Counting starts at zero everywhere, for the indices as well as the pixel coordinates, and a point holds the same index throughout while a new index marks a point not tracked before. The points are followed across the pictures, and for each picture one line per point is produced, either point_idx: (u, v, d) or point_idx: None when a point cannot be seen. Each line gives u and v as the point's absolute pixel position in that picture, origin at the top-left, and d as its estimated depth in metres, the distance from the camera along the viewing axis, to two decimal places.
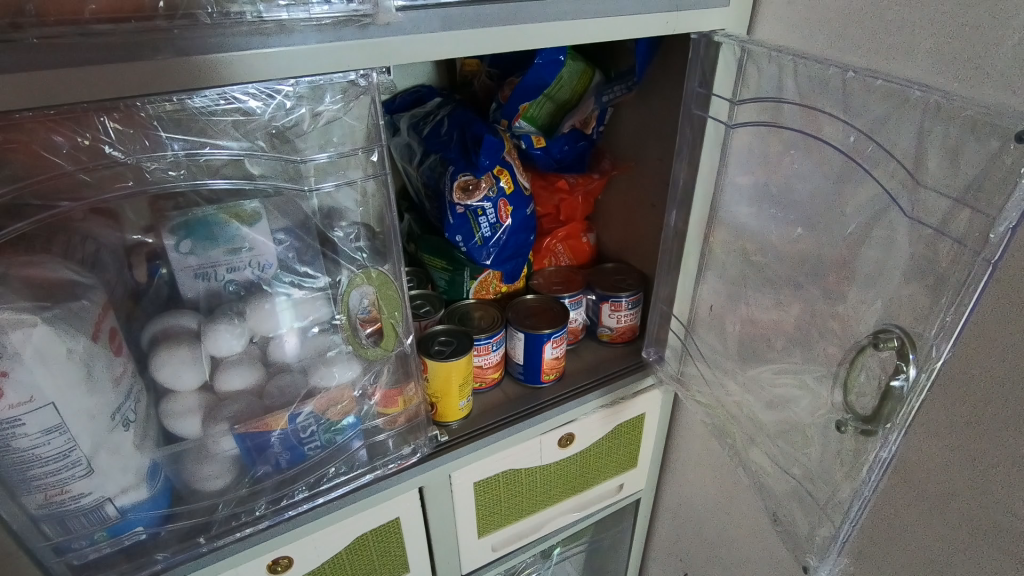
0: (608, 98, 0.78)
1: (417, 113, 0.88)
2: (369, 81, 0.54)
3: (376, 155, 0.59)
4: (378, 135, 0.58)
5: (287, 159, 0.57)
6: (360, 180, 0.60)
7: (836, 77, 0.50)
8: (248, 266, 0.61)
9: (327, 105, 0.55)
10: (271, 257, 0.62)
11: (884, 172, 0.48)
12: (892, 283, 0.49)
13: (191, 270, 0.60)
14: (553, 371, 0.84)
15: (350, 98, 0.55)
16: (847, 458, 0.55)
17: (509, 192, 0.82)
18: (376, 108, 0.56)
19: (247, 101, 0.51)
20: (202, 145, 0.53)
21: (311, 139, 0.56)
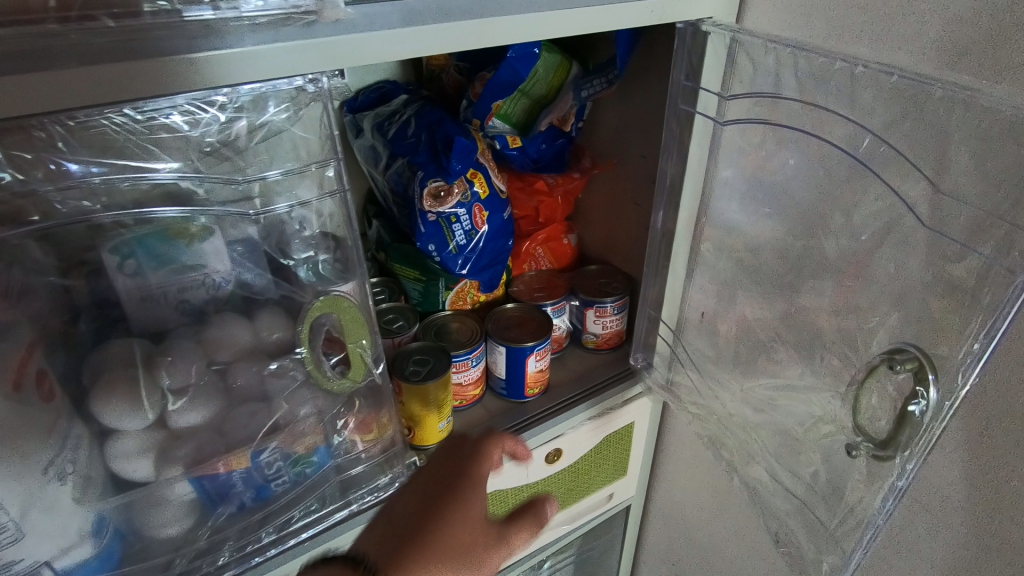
0: (587, 94, 0.74)
1: (381, 113, 0.81)
2: (320, 87, 0.48)
3: (332, 168, 0.53)
4: (333, 147, 0.52)
5: (227, 179, 0.52)
6: (315, 200, 0.55)
7: (843, 71, 0.45)
8: (200, 284, 0.57)
9: (269, 115, 0.49)
10: (227, 273, 0.58)
11: (900, 174, 0.44)
12: (907, 297, 0.45)
13: (137, 290, 0.54)
14: (537, 385, 0.79)
15: (299, 107, 0.49)
16: (859, 482, 0.51)
17: (484, 197, 0.75)
18: (330, 117, 0.50)
19: (173, 116, 0.46)
20: (123, 168, 0.48)
21: (257, 155, 0.51)
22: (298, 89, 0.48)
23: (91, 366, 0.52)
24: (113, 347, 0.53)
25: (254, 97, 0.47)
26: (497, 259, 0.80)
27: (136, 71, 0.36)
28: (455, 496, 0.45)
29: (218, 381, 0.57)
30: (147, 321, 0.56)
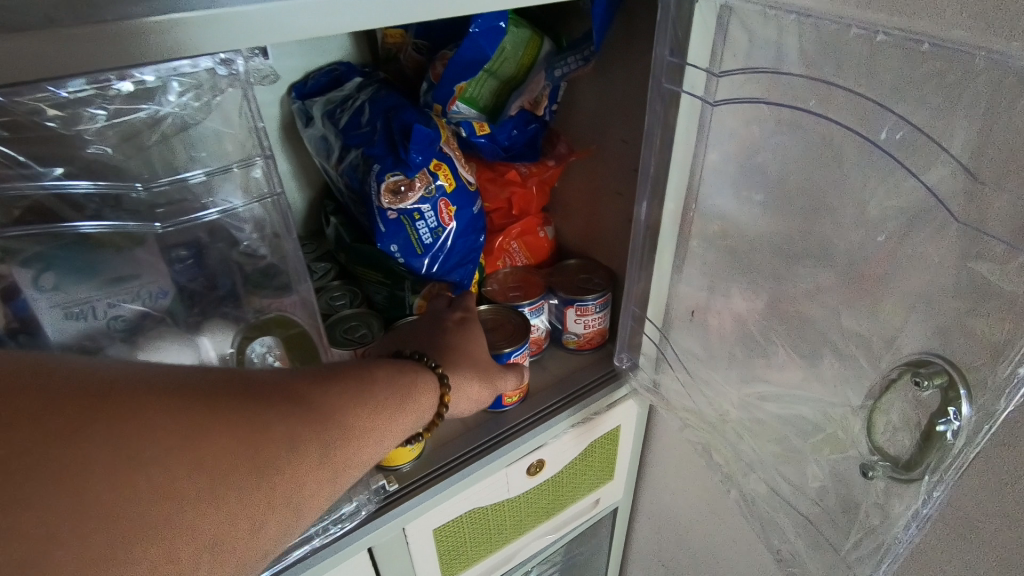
0: (560, 73, 0.65)
1: (333, 99, 0.73)
2: (235, 69, 0.45)
3: (258, 166, 0.51)
4: (255, 142, 0.49)
5: (127, 187, 0.49)
6: (241, 207, 0.52)
7: (861, 42, 0.39)
8: (134, 297, 0.49)
9: (175, 108, 0.46)
10: (165, 283, 0.50)
11: (924, 160, 0.38)
12: (934, 302, 0.39)
13: (59, 310, 0.45)
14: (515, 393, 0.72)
15: (212, 94, 0.46)
16: (876, 504, 0.46)
17: (451, 190, 0.68)
18: (251, 104, 0.47)
19: (53, 117, 0.42)
20: (37, 176, 0.44)
21: (173, 156, 0.49)
22: (210, 74, 0.45)
23: None
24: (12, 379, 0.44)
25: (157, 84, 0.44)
26: (467, 258, 0.73)
27: None
28: (472, 329, 0.57)
29: None
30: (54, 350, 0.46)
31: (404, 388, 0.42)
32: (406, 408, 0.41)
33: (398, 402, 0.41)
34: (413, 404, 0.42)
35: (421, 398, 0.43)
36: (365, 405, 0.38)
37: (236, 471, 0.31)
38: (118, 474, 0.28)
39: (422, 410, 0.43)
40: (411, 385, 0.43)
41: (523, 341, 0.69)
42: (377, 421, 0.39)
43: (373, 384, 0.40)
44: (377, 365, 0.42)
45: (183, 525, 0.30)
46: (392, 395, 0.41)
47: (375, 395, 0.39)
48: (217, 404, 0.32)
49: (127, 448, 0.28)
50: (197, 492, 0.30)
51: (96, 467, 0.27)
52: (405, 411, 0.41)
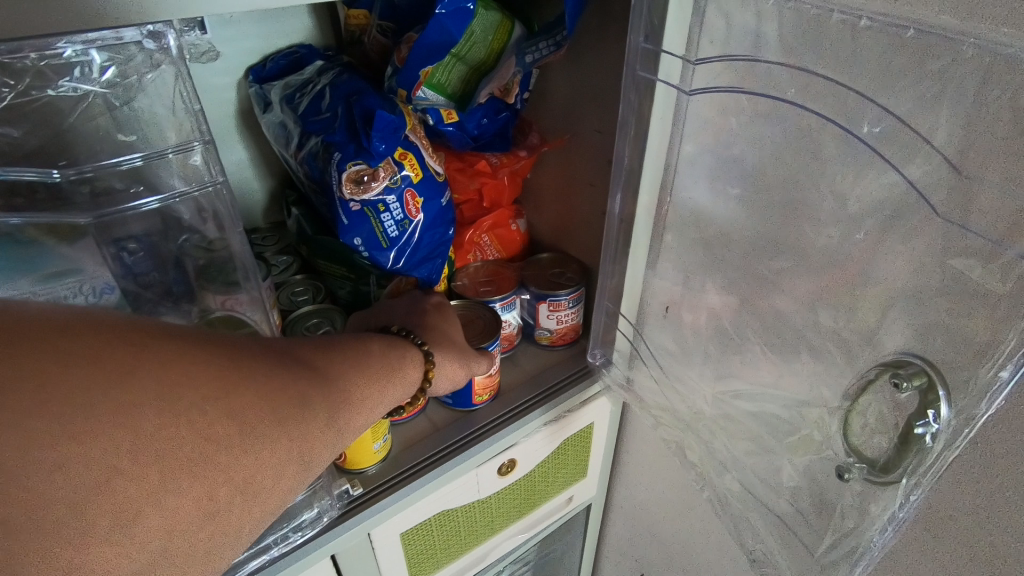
0: (531, 60, 0.63)
1: (292, 83, 0.69)
2: (166, 45, 0.41)
3: (197, 152, 0.46)
4: (192, 125, 0.45)
5: (47, 173, 0.45)
6: (179, 197, 0.49)
7: (843, 28, 0.37)
8: (75, 293, 0.46)
9: (98, 87, 0.43)
10: (100, 279, 0.47)
11: (906, 153, 0.36)
12: (914, 301, 0.38)
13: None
14: (486, 391, 0.70)
15: (141, 70, 0.42)
16: (852, 507, 0.44)
17: (417, 180, 0.65)
18: (185, 84, 0.43)
19: None
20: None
21: (100, 140, 0.45)
22: (137, 49, 0.41)
23: None
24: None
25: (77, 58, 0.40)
26: (436, 252, 0.69)
27: None
28: (448, 310, 0.58)
29: None
30: None
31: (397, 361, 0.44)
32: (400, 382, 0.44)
33: (393, 373, 0.43)
34: (404, 376, 0.45)
35: (410, 373, 0.46)
36: (366, 373, 0.40)
37: (273, 417, 0.33)
38: (173, 413, 0.29)
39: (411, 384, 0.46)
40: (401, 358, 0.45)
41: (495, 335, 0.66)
42: (377, 388, 0.41)
43: (369, 356, 0.42)
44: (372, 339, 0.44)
45: (225, 465, 0.31)
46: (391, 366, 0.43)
47: (372, 366, 0.42)
48: (240, 362, 0.33)
49: (180, 385, 0.29)
50: (240, 434, 0.31)
51: (151, 403, 0.28)
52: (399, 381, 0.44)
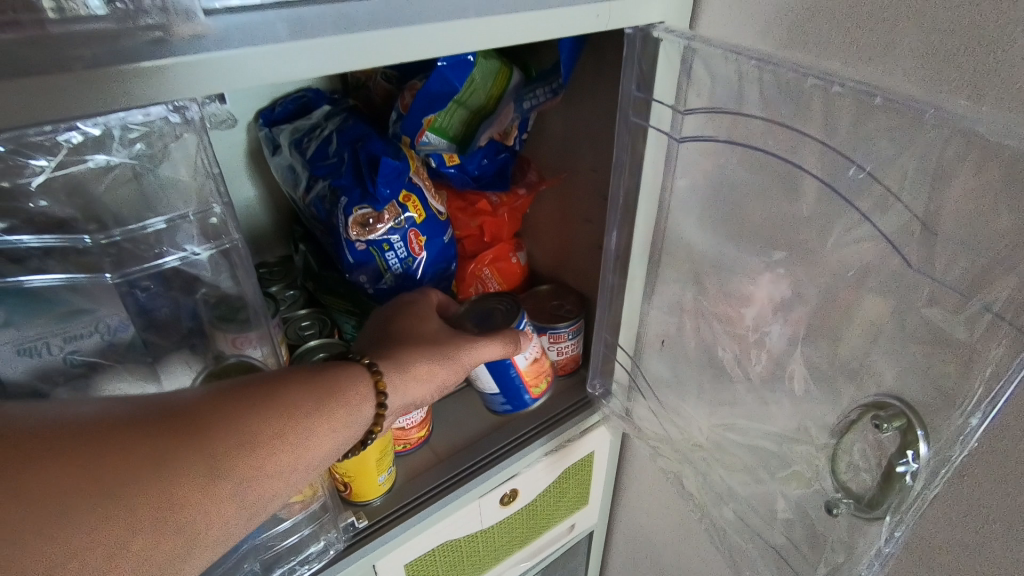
0: (529, 105, 0.66)
1: (300, 127, 0.72)
2: (189, 116, 0.44)
3: (216, 212, 0.49)
4: (213, 188, 0.48)
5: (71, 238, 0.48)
6: (200, 253, 0.51)
7: (817, 91, 0.40)
8: (93, 333, 0.48)
9: (126, 158, 0.46)
10: (113, 319, 0.49)
11: (879, 206, 0.39)
12: (892, 345, 0.40)
13: (10, 346, 0.44)
14: (538, 382, 0.73)
15: (165, 140, 0.45)
16: (841, 541, 0.46)
17: (421, 221, 0.67)
18: (205, 150, 0.46)
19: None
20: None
21: (129, 206, 0.49)
22: (163, 122, 0.44)
23: None
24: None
25: (107, 133, 0.44)
26: (438, 288, 0.72)
27: None
28: (413, 313, 0.56)
29: None
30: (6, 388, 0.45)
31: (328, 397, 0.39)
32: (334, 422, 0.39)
33: (322, 407, 0.39)
34: (343, 403, 0.40)
35: (348, 405, 0.40)
36: (273, 416, 0.36)
37: (146, 497, 0.31)
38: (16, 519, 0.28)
39: (353, 424, 0.41)
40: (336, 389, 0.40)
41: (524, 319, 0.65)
42: (298, 426, 0.37)
43: (290, 389, 0.38)
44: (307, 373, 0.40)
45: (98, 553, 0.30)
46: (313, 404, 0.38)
47: (295, 400, 0.38)
48: (98, 445, 0.31)
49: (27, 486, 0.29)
50: (108, 523, 0.30)
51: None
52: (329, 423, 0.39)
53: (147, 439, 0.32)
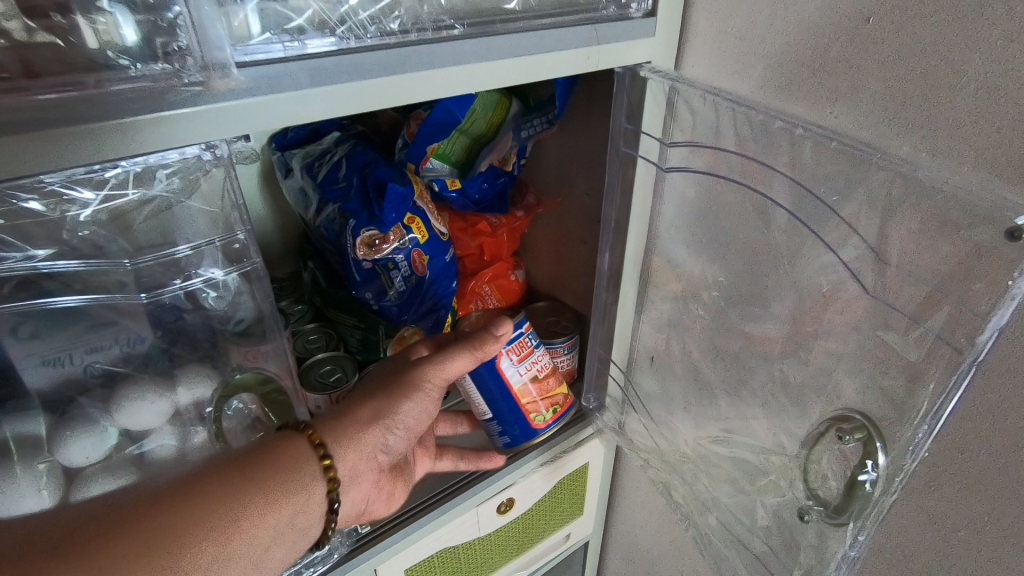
0: (526, 134, 0.71)
1: (312, 152, 0.76)
2: (218, 152, 0.46)
3: (241, 239, 0.52)
4: (237, 218, 0.51)
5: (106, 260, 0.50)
6: (223, 276, 0.54)
7: (783, 132, 0.44)
8: (113, 344, 0.52)
9: (157, 191, 0.47)
10: (121, 334, 0.52)
11: (839, 236, 0.42)
12: (853, 363, 0.43)
13: (36, 357, 0.48)
14: (539, 411, 0.65)
15: (193, 174, 0.47)
16: (812, 546, 0.49)
17: (424, 241, 0.71)
18: (231, 183, 0.48)
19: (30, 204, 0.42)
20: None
21: (154, 235, 0.50)
22: (193, 158, 0.45)
23: None
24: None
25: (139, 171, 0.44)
26: (442, 304, 0.75)
27: None
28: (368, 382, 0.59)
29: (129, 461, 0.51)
30: (40, 393, 0.49)
31: (260, 477, 0.44)
32: (269, 500, 0.43)
33: (261, 480, 0.44)
34: (282, 474, 0.45)
35: (286, 476, 0.45)
36: (212, 501, 0.41)
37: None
38: None
39: (290, 499, 0.44)
40: (266, 469, 0.45)
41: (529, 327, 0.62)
42: (243, 500, 0.42)
43: (227, 473, 0.43)
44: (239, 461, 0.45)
45: None
46: (244, 487, 0.42)
47: (235, 480, 0.43)
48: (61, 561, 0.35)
49: None
50: None
51: None
52: (262, 504, 0.43)
53: (106, 542, 0.37)
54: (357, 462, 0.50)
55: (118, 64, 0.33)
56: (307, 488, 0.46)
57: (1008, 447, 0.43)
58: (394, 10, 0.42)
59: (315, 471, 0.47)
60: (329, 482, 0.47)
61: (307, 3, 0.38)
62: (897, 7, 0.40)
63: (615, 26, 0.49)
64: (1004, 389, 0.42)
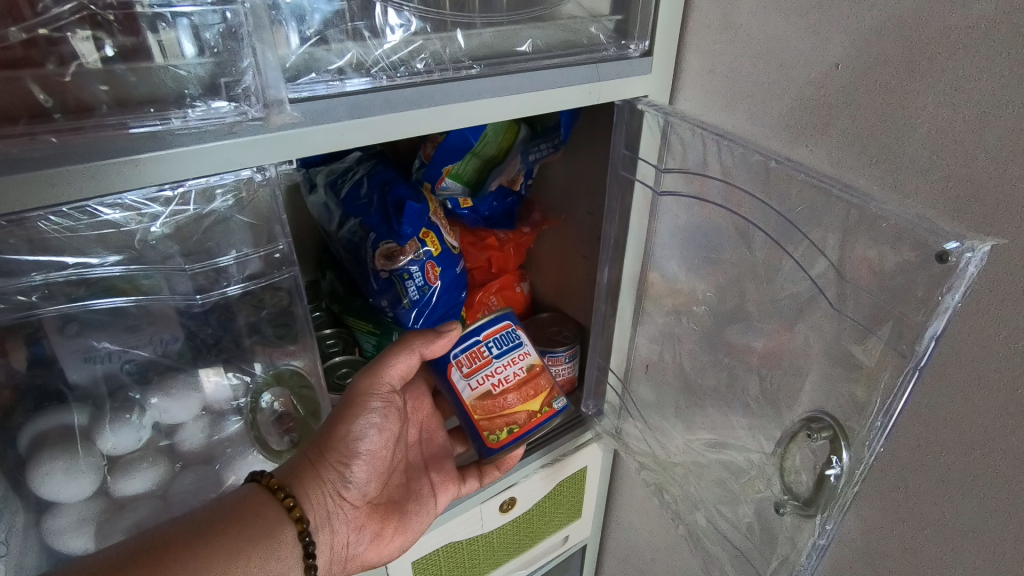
0: (534, 158, 0.76)
1: (335, 170, 0.82)
2: (267, 176, 0.50)
3: (281, 249, 0.57)
4: (279, 230, 0.56)
5: (163, 266, 0.55)
6: (265, 281, 0.59)
7: (760, 163, 0.50)
8: (148, 342, 0.58)
9: (218, 205, 0.52)
10: (160, 335, 0.58)
11: (810, 257, 0.48)
12: (822, 370, 0.49)
13: (80, 353, 0.54)
14: (493, 430, 0.62)
15: (245, 191, 0.52)
16: (787, 537, 0.54)
17: (437, 254, 0.77)
18: (277, 199, 0.53)
19: (109, 214, 0.47)
20: (60, 266, 0.49)
21: (203, 244, 0.55)
22: (247, 179, 0.50)
23: (19, 436, 0.52)
24: (30, 421, 0.52)
25: (201, 190, 0.49)
26: (450, 313, 0.81)
27: (73, 172, 0.34)
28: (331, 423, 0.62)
29: (165, 448, 0.58)
30: (87, 385, 0.55)
31: (223, 536, 0.47)
32: (234, 555, 0.47)
33: (226, 532, 0.47)
34: (248, 525, 0.49)
35: (249, 529, 0.49)
36: (182, 553, 0.44)
37: None
38: None
39: (255, 549, 0.48)
40: (230, 528, 0.48)
41: (488, 338, 0.63)
42: (210, 553, 0.46)
43: (191, 529, 0.47)
44: (202, 524, 0.47)
45: None
46: (208, 546, 0.46)
47: (200, 535, 0.46)
48: None
49: None
50: None
51: None
52: (225, 562, 0.46)
53: None
54: (321, 502, 0.55)
55: (192, 105, 0.38)
56: (275, 532, 0.50)
57: (963, 450, 0.48)
58: (419, 53, 0.48)
59: (281, 515, 0.51)
60: (297, 522, 0.51)
61: (347, 48, 0.45)
62: (862, 58, 0.46)
63: (617, 65, 0.55)
64: (958, 397, 0.47)
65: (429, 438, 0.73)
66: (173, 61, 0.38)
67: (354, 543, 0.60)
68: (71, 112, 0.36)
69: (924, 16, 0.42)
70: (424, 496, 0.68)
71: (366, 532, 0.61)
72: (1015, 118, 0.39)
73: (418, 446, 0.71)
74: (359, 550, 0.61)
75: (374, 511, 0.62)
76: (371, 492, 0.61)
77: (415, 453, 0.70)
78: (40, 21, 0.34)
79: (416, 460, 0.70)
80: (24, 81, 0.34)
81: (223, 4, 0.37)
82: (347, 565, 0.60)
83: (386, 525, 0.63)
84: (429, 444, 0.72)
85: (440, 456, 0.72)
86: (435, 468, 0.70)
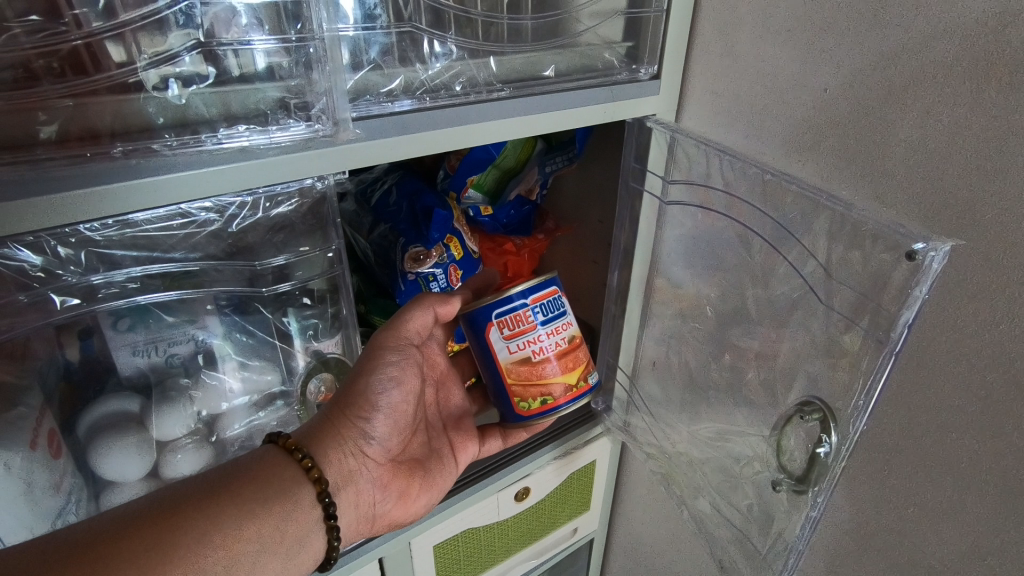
0: (550, 169, 0.82)
1: (364, 180, 0.89)
2: (325, 183, 0.57)
3: (334, 250, 0.64)
4: (334, 232, 0.62)
5: (243, 264, 0.61)
6: (313, 279, 0.65)
7: (757, 175, 0.56)
8: (189, 340, 0.61)
9: (287, 207, 0.58)
10: (215, 325, 0.63)
11: (801, 259, 0.54)
12: (812, 360, 0.55)
13: (128, 348, 0.58)
14: (525, 397, 0.66)
15: (306, 197, 0.58)
16: (781, 512, 0.60)
17: (459, 258, 0.84)
18: (332, 204, 0.59)
19: (201, 214, 0.53)
20: (151, 258, 0.56)
21: (267, 246, 0.62)
22: (308, 186, 0.56)
23: (89, 420, 0.57)
24: (109, 400, 0.58)
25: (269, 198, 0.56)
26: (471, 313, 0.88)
27: (172, 182, 0.41)
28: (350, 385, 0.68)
29: (204, 429, 0.64)
30: (143, 373, 0.60)
31: (237, 496, 0.51)
32: (248, 514, 0.50)
33: (241, 493, 0.51)
34: (264, 487, 0.53)
35: (263, 491, 0.53)
36: (202, 510, 0.48)
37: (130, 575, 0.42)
38: None
39: (269, 510, 0.52)
40: (244, 489, 0.52)
41: (535, 303, 0.65)
42: (228, 509, 0.50)
43: (212, 488, 0.51)
44: (212, 484, 0.51)
45: None
46: (226, 504, 0.50)
47: (218, 491, 0.50)
48: (89, 549, 0.43)
49: None
50: None
51: None
52: (238, 520, 0.50)
53: (120, 538, 0.44)
54: (346, 459, 0.61)
55: (277, 123, 0.44)
56: (293, 492, 0.54)
57: (940, 433, 0.53)
58: (458, 77, 0.54)
59: (299, 475, 0.55)
60: (316, 483, 0.56)
61: (396, 73, 0.51)
62: (848, 83, 0.52)
63: (630, 87, 0.62)
64: (931, 385, 0.53)
65: (447, 400, 0.80)
66: (255, 82, 0.44)
67: (380, 500, 0.66)
68: (179, 127, 0.42)
69: (900, 49, 0.48)
70: (443, 455, 0.75)
71: (391, 490, 0.67)
72: (978, 139, 0.45)
73: (436, 406, 0.78)
74: (386, 509, 0.67)
75: (398, 470, 0.68)
76: (392, 450, 0.67)
77: (435, 415, 0.78)
78: (159, 56, 0.41)
79: (435, 422, 0.77)
80: (141, 105, 0.41)
81: (305, 41, 0.44)
82: (373, 523, 0.66)
83: (410, 484, 0.69)
84: (446, 405, 0.79)
85: (457, 417, 0.80)
86: (453, 429, 0.78)
